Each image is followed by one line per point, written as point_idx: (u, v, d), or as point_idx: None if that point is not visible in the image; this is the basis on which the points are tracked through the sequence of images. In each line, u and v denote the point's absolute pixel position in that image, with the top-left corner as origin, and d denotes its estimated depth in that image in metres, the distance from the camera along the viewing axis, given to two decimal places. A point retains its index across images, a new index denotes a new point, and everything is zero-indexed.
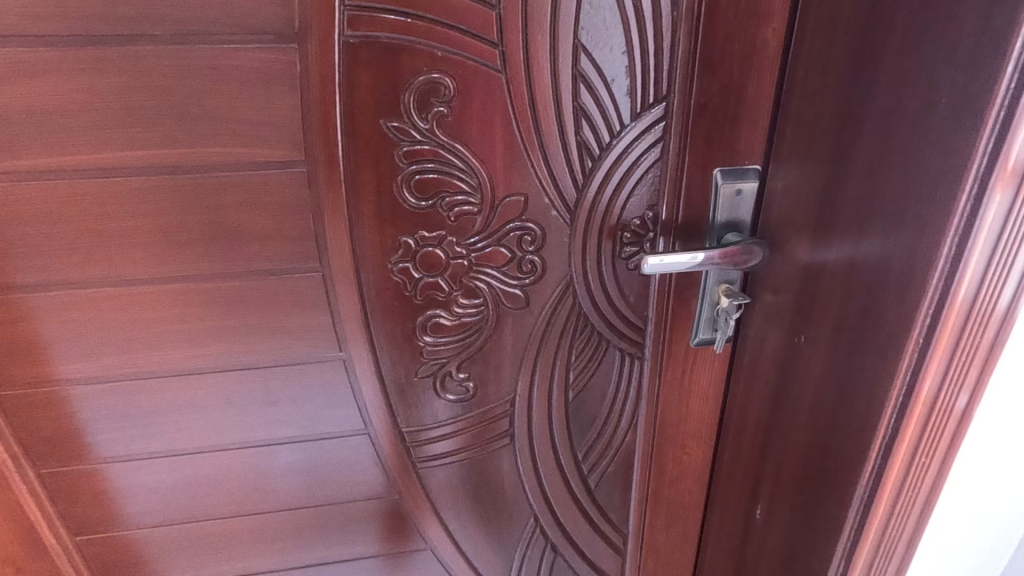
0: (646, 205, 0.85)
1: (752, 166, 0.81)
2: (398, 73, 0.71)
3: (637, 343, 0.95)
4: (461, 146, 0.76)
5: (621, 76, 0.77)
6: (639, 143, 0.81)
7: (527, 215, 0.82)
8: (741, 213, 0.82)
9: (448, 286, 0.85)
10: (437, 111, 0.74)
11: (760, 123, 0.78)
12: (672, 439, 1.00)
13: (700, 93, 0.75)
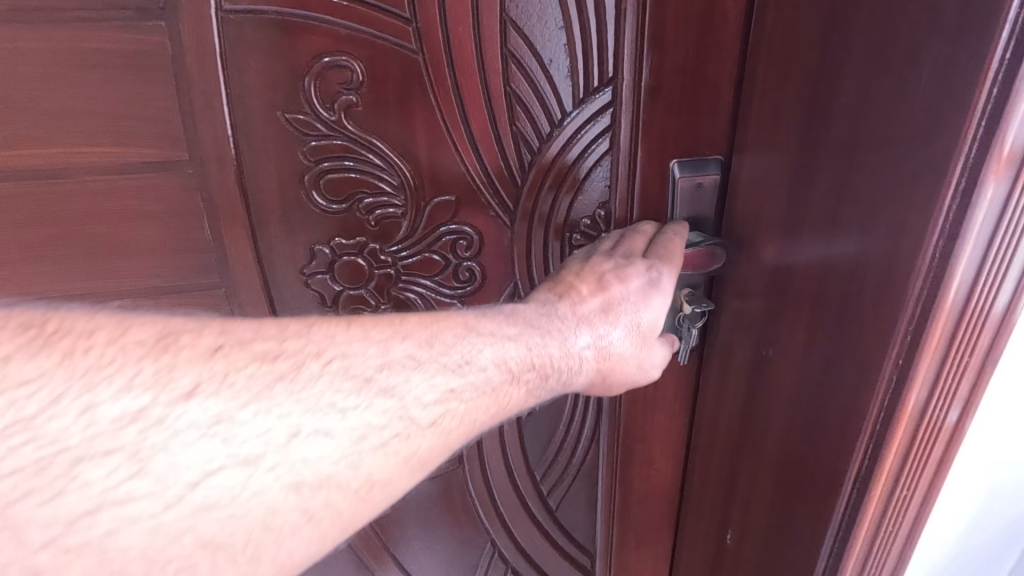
0: (597, 203, 0.76)
1: (714, 156, 0.72)
2: (295, 56, 0.61)
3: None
4: (378, 140, 0.66)
5: (560, 56, 0.67)
6: (585, 133, 0.71)
7: (460, 217, 0.72)
8: (704, 209, 0.74)
9: (374, 298, 0.75)
10: (344, 99, 0.63)
11: (721, 108, 0.69)
12: (638, 455, 0.91)
13: (651, 71, 0.65)
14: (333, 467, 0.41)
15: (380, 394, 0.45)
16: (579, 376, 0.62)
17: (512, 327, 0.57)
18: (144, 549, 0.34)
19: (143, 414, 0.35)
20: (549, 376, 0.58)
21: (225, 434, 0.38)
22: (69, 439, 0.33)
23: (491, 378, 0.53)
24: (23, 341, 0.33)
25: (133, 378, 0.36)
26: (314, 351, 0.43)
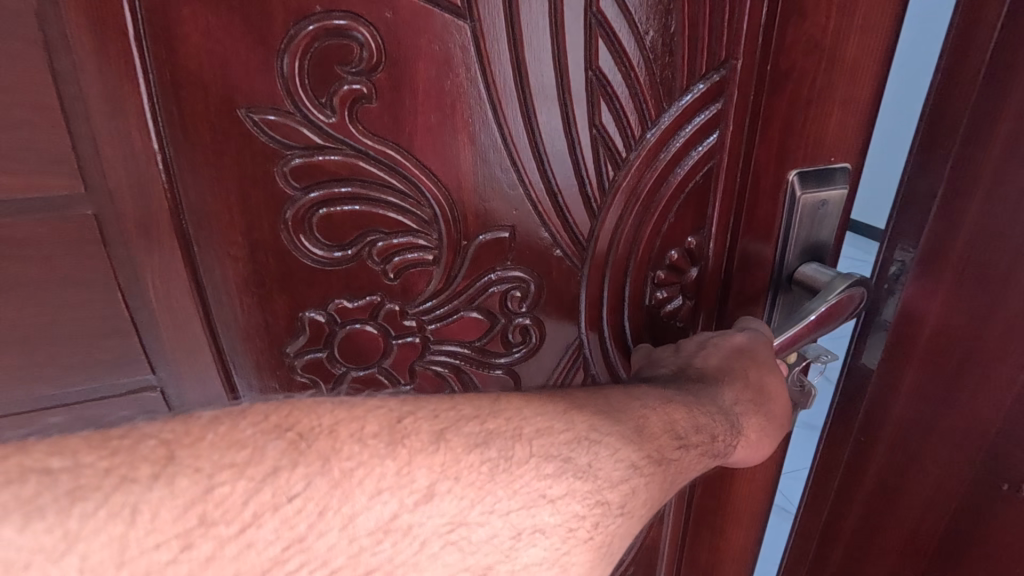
0: (687, 230, 0.55)
1: (840, 164, 0.53)
2: (265, 21, 0.37)
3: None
4: (402, 152, 0.43)
5: (662, 24, 0.46)
6: (684, 135, 0.50)
7: (513, 260, 0.50)
8: (824, 234, 0.55)
9: (391, 378, 0.52)
10: (349, 89, 0.40)
11: (858, 99, 0.50)
12: (711, 526, 0.73)
13: (781, 52, 0.47)
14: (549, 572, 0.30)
15: (580, 475, 0.32)
16: (731, 453, 0.46)
17: (679, 401, 0.42)
18: None
19: (397, 519, 0.27)
20: (717, 449, 0.43)
21: (464, 542, 0.28)
22: (336, 555, 0.25)
23: (671, 445, 0.39)
24: (282, 444, 0.25)
25: (380, 479, 0.26)
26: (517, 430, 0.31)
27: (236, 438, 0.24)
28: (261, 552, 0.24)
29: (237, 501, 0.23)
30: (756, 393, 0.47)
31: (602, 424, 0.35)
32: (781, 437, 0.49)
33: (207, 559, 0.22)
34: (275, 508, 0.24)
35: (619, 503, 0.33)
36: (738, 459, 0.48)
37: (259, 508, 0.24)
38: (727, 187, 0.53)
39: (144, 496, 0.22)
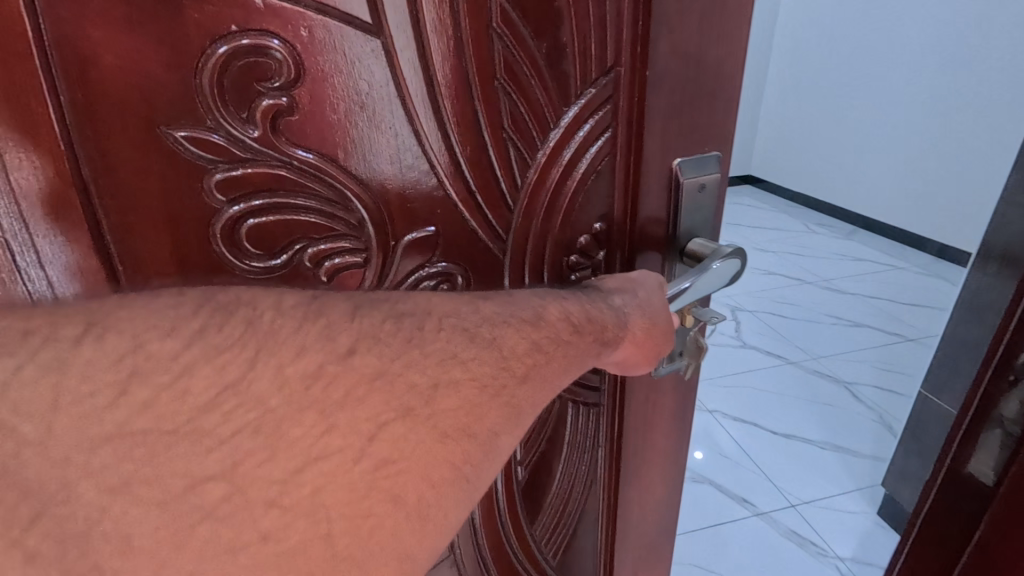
0: (596, 214, 0.61)
1: (713, 152, 0.61)
2: (181, 40, 0.38)
3: (599, 400, 0.68)
4: (327, 160, 0.45)
5: (554, 37, 0.51)
6: (582, 132, 0.56)
7: (441, 255, 0.54)
8: (705, 215, 0.64)
9: None
10: (267, 104, 0.42)
11: (724, 95, 0.58)
12: (645, 491, 0.75)
13: (659, 58, 0.53)
14: (464, 418, 0.34)
15: (484, 346, 0.35)
16: (617, 351, 0.44)
17: (567, 295, 0.41)
18: (345, 507, 0.29)
19: (323, 370, 0.29)
20: (603, 340, 0.42)
21: (389, 386, 0.31)
22: (271, 397, 0.28)
23: (565, 332, 0.39)
24: (207, 310, 0.28)
25: (304, 338, 0.29)
26: (425, 309, 0.34)
27: (151, 308, 0.27)
28: (195, 397, 0.27)
29: (166, 358, 0.26)
30: (637, 289, 0.46)
31: (500, 313, 0.37)
32: (671, 337, 0.47)
33: (143, 406, 0.26)
34: (205, 357, 0.27)
35: (524, 366, 0.36)
36: (619, 360, 0.45)
37: (190, 359, 0.27)
38: (626, 176, 0.59)
39: (73, 353, 0.25)
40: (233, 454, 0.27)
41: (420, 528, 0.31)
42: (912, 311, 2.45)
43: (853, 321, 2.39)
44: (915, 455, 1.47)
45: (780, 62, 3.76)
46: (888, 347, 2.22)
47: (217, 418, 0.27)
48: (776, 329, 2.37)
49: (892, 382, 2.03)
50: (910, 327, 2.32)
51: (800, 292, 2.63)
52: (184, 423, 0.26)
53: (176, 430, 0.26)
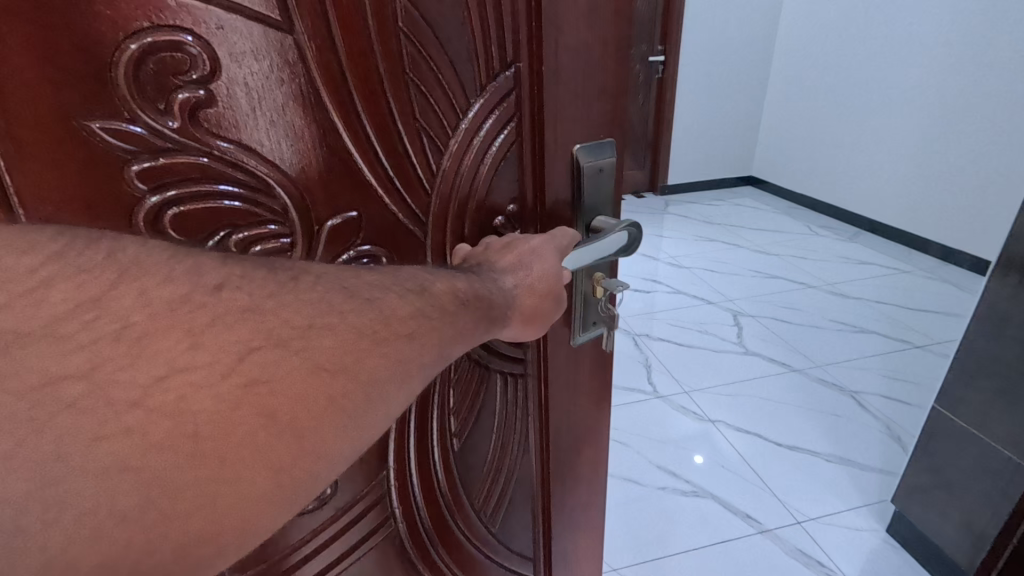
0: (508, 196, 0.67)
1: (609, 138, 0.69)
2: (93, 35, 0.40)
3: (522, 363, 0.72)
4: (247, 150, 0.48)
5: (456, 36, 0.57)
6: (489, 123, 0.62)
7: (365, 237, 0.58)
8: (604, 195, 0.71)
9: None
10: (184, 98, 0.44)
11: (608, 88, 0.66)
12: (572, 448, 0.80)
13: (552, 60, 0.60)
14: (336, 352, 0.34)
15: (365, 300, 0.36)
16: (506, 326, 0.47)
17: (453, 274, 0.44)
18: (213, 415, 0.30)
19: (190, 297, 0.31)
20: (490, 312, 0.45)
21: (258, 316, 0.32)
22: (134, 313, 0.29)
23: (450, 305, 0.41)
24: (64, 238, 0.29)
25: (170, 272, 0.31)
26: (302, 268, 0.37)
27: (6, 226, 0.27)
28: (52, 306, 0.27)
29: (22, 271, 0.27)
30: (524, 267, 0.51)
31: (382, 282, 0.39)
32: (557, 306, 0.53)
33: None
34: (65, 271, 0.28)
35: (409, 329, 0.37)
36: (511, 331, 0.50)
37: (47, 274, 0.27)
38: (531, 162, 0.66)
39: None
40: (95, 356, 0.28)
41: (297, 463, 0.32)
42: (931, 320, 2.51)
43: (861, 328, 2.48)
44: (928, 472, 1.45)
45: (779, 80, 4.09)
46: (898, 353, 2.31)
47: (75, 326, 0.27)
48: (775, 329, 2.51)
49: (904, 391, 2.10)
50: (923, 335, 2.40)
51: (796, 296, 2.76)
52: (37, 328, 0.27)
53: (30, 334, 0.26)
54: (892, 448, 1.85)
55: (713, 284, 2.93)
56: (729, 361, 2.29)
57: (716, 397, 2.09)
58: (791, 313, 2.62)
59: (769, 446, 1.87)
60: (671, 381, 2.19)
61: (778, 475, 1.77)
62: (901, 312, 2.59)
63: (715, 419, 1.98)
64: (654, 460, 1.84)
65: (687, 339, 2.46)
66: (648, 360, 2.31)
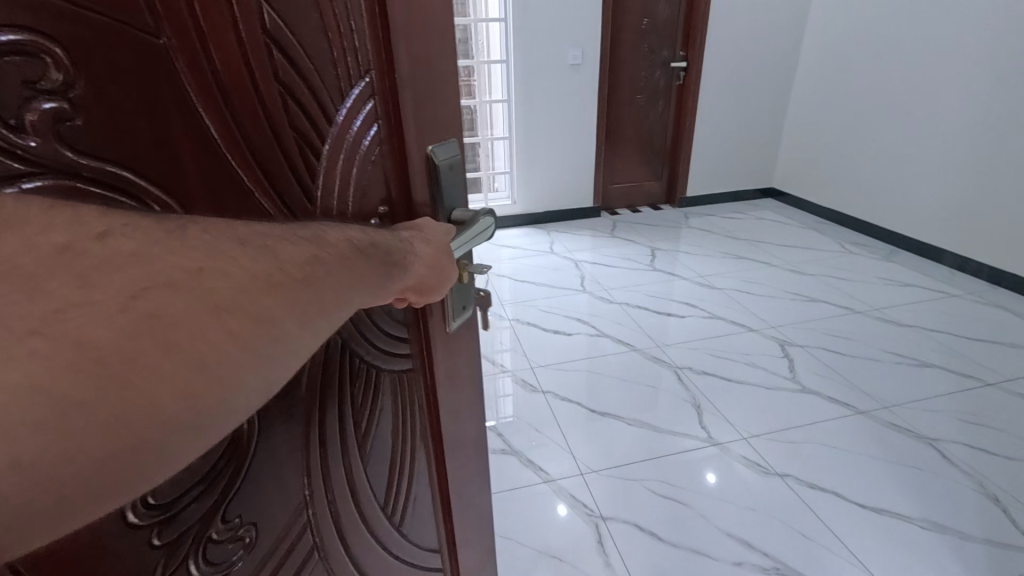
0: (375, 198, 0.50)
1: (453, 139, 0.55)
2: None
3: (408, 352, 0.58)
4: (125, 173, 0.33)
5: (319, 46, 0.42)
6: (354, 139, 0.47)
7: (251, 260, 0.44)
8: (460, 190, 0.57)
9: None
10: (44, 108, 0.30)
11: (456, 91, 0.54)
12: (472, 438, 0.70)
13: (401, 65, 0.47)
14: (240, 294, 0.29)
15: (275, 245, 0.32)
16: (410, 275, 0.42)
17: (364, 227, 0.41)
18: (115, 353, 0.24)
19: (71, 246, 0.25)
20: (393, 259, 0.40)
21: (148, 263, 0.27)
22: (11, 258, 0.23)
23: (345, 253, 0.36)
24: None
25: (45, 218, 0.25)
26: (204, 223, 0.31)
27: None
28: None
29: None
30: (419, 228, 0.47)
31: (275, 230, 0.33)
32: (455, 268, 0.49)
33: None
34: None
35: (304, 274, 0.32)
36: (416, 282, 0.44)
37: None
38: (396, 163, 0.50)
39: None
40: None
41: (190, 410, 0.26)
42: (980, 346, 1.95)
43: (899, 323, 2.11)
44: None
45: (810, 50, 3.34)
46: (966, 394, 1.70)
47: None
48: (830, 337, 2.02)
49: (985, 439, 1.53)
50: (992, 370, 1.81)
51: (823, 290, 2.41)
52: None
53: None
54: (993, 468, 1.43)
55: (732, 274, 2.62)
56: (776, 374, 1.82)
57: (759, 415, 1.64)
58: (819, 310, 2.23)
59: (849, 464, 1.45)
60: (722, 421, 1.62)
61: (892, 509, 1.32)
62: (935, 305, 2.25)
63: (765, 439, 1.54)
64: (725, 526, 1.30)
65: (726, 348, 2.00)
66: (689, 368, 1.88)
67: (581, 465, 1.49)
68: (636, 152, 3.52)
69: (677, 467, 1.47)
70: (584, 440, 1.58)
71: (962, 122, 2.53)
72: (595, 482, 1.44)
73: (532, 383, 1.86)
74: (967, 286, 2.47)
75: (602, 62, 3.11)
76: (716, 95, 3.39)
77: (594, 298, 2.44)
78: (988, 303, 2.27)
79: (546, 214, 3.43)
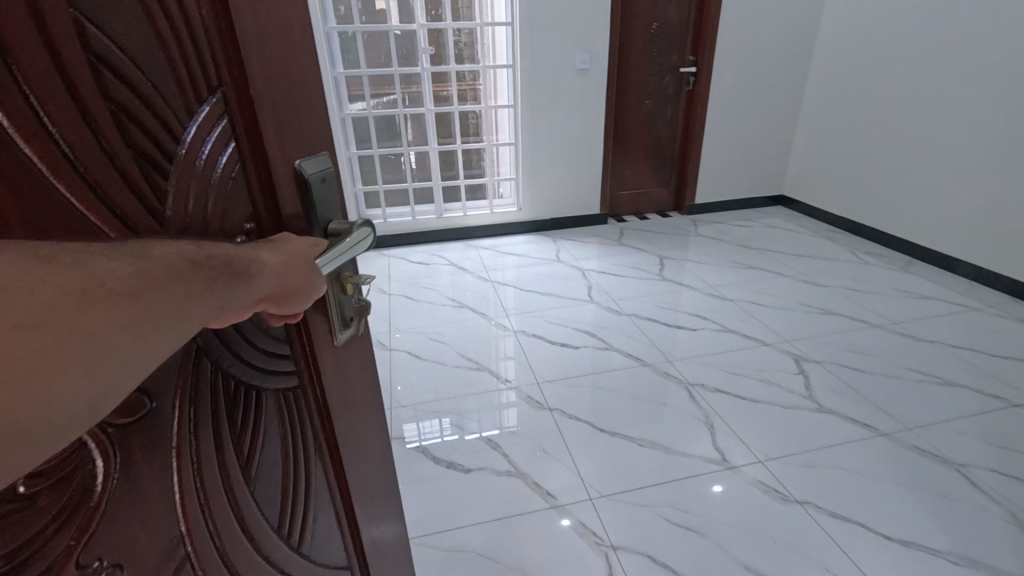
0: (238, 216, 0.44)
1: (322, 154, 0.51)
2: None
3: (290, 367, 0.54)
4: None
5: (156, 57, 0.37)
6: (208, 156, 0.41)
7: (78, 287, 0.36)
8: (335, 202, 0.53)
9: None
10: None
11: (323, 106, 0.52)
12: (367, 443, 0.69)
13: (256, 79, 0.43)
14: (47, 318, 0.23)
15: (91, 258, 0.26)
16: (262, 287, 0.38)
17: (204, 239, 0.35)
18: None
19: None
20: (243, 271, 0.35)
21: None
22: None
23: (185, 264, 0.30)
24: None
25: None
26: (45, 246, 0.25)
27: None
28: None
29: None
30: (275, 242, 0.42)
31: (90, 246, 0.27)
32: (325, 280, 0.46)
33: None
34: None
35: (131, 287, 0.27)
36: (272, 295, 0.39)
37: None
38: (260, 178, 0.45)
39: None
40: None
41: None
42: (1005, 363, 1.87)
43: (916, 338, 2.04)
44: None
45: (823, 55, 3.26)
46: (991, 415, 1.62)
47: None
48: (845, 353, 1.95)
49: (1014, 464, 1.44)
50: (1017, 389, 1.72)
51: (839, 302, 2.33)
52: None
53: None
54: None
55: (744, 285, 2.55)
56: (792, 392, 1.76)
57: (776, 435, 1.57)
58: (834, 323, 2.15)
59: (870, 489, 1.38)
60: (734, 440, 1.57)
61: (910, 540, 1.25)
62: (956, 319, 2.16)
63: (783, 462, 1.48)
64: (741, 557, 1.23)
65: (738, 363, 1.94)
66: (701, 385, 1.83)
67: (590, 489, 1.43)
68: (643, 159, 3.46)
69: (688, 490, 1.41)
70: (592, 461, 1.52)
71: (980, 129, 2.44)
72: (604, 506, 1.37)
73: (538, 400, 1.79)
74: (989, 299, 2.37)
75: (610, 67, 3.06)
76: (727, 101, 3.33)
77: (601, 308, 2.39)
78: (1012, 317, 2.18)
79: (552, 221, 3.39)
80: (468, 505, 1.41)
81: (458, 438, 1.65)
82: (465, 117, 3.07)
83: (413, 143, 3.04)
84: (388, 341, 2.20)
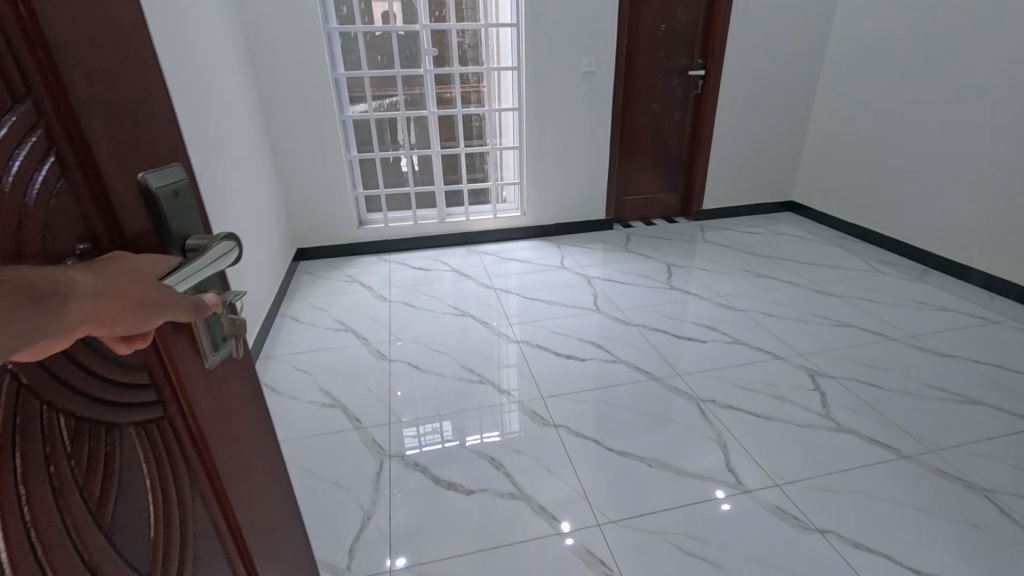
0: (69, 237, 0.37)
1: (170, 166, 0.46)
2: None
3: (149, 397, 0.47)
4: None
5: None
6: (16, 170, 0.33)
7: None
8: (193, 217, 0.47)
9: None
10: None
11: (163, 115, 0.46)
12: (260, 473, 0.62)
13: (70, 83, 0.36)
14: None
15: None
16: (76, 313, 0.32)
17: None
18: None
19: None
20: (40, 300, 0.30)
21: None
22: None
23: None
24: None
25: None
26: None
27: None
28: None
29: None
30: (107, 263, 0.36)
31: None
32: (185, 299, 0.41)
33: None
34: None
35: None
36: (95, 322, 0.34)
37: None
38: (92, 190, 0.39)
39: None
40: None
41: None
42: None
43: (934, 352, 1.96)
44: None
45: (834, 58, 3.19)
46: (1019, 436, 1.54)
47: None
48: (862, 368, 1.88)
49: None
50: None
51: (852, 313, 2.26)
52: None
53: None
54: None
55: (754, 294, 2.48)
56: (807, 410, 1.68)
57: (791, 457, 1.50)
58: (849, 336, 2.08)
59: (893, 516, 1.31)
60: (748, 461, 1.50)
61: (940, 574, 1.17)
62: (975, 333, 2.09)
63: (800, 485, 1.40)
64: None
65: (751, 377, 1.86)
66: (712, 401, 1.75)
67: (597, 514, 1.36)
68: (650, 163, 3.39)
69: (702, 517, 1.33)
70: (600, 484, 1.45)
71: (996, 135, 2.37)
72: (613, 533, 1.30)
73: (543, 416, 1.72)
74: (1010, 310, 2.29)
75: (617, 69, 2.99)
76: (736, 105, 3.26)
77: (607, 318, 2.32)
78: None
79: (556, 226, 3.32)
80: (470, 529, 1.34)
81: (461, 449, 1.60)
82: (468, 120, 3.00)
83: (415, 146, 2.97)
84: (387, 351, 2.13)
